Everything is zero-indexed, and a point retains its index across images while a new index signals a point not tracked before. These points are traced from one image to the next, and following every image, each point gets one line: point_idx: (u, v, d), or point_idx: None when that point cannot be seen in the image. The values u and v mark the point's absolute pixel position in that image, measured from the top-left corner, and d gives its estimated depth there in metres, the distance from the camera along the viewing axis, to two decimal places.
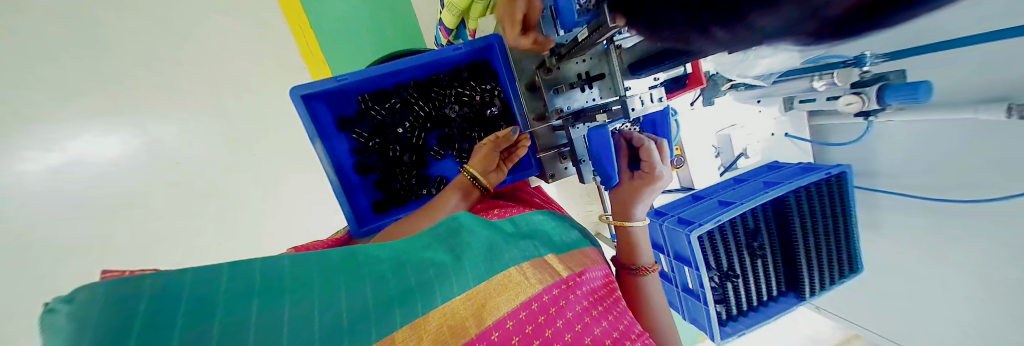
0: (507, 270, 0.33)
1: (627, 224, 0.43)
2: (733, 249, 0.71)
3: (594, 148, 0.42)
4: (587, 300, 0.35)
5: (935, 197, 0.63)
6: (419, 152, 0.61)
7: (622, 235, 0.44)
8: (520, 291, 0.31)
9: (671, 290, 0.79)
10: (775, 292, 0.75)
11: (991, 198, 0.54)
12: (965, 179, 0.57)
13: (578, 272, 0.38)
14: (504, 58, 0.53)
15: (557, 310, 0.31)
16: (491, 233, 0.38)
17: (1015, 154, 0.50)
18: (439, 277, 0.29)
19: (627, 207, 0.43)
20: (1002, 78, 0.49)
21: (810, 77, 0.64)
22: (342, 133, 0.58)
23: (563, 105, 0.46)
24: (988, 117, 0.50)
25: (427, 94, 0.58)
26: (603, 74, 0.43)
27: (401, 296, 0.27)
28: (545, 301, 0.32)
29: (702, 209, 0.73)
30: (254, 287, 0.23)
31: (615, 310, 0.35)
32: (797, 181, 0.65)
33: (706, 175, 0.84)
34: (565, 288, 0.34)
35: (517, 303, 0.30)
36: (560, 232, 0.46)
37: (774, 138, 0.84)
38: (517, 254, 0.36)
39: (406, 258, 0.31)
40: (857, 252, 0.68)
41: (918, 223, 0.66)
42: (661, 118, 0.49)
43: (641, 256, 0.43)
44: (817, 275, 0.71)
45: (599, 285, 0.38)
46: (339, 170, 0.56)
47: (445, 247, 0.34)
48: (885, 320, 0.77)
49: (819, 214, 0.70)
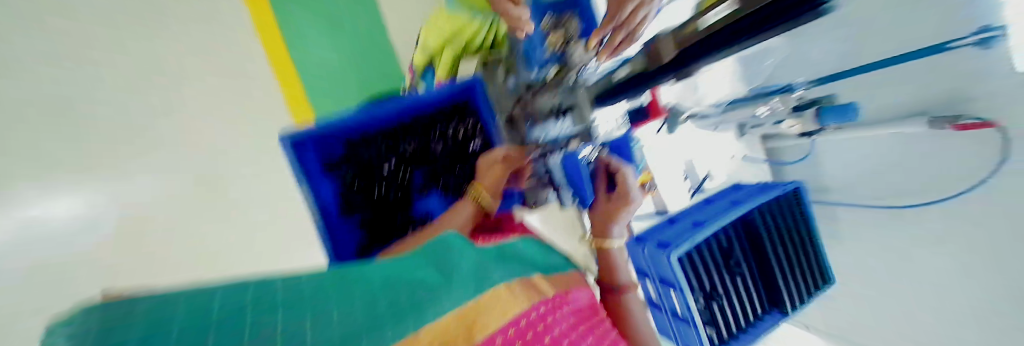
0: (497, 287, 0.33)
1: (606, 244, 0.46)
2: (713, 269, 0.73)
3: (570, 168, 0.50)
4: (573, 319, 0.36)
5: (881, 205, 0.70)
6: (405, 188, 0.63)
7: (603, 256, 0.47)
8: (511, 307, 0.32)
9: (660, 315, 0.79)
10: (759, 311, 0.77)
11: (936, 199, 0.62)
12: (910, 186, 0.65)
13: (565, 291, 0.39)
14: (485, 96, 0.59)
15: (544, 327, 0.32)
16: (478, 253, 0.38)
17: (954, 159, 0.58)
18: (430, 295, 0.29)
19: (604, 227, 0.46)
20: (926, 97, 0.58)
21: (754, 103, 0.73)
22: (329, 175, 0.57)
23: (539, 136, 0.52)
24: (914, 129, 0.59)
25: (411, 134, 0.61)
26: (573, 107, 0.47)
27: (396, 312, 0.27)
28: (533, 318, 0.32)
29: (680, 231, 0.75)
30: (244, 303, 0.22)
31: (599, 327, 0.37)
32: (759, 199, 0.72)
33: (677, 196, 0.90)
34: (553, 305, 0.35)
35: (509, 319, 0.30)
36: (543, 256, 0.47)
37: (734, 161, 0.92)
38: (505, 273, 0.37)
39: (396, 279, 0.31)
40: (824, 257, 0.74)
41: (883, 229, 0.71)
42: (625, 144, 0.53)
43: (621, 273, 0.45)
44: (794, 288, 0.75)
45: (585, 303, 0.39)
46: (325, 211, 0.57)
47: (434, 267, 0.34)
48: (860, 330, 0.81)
49: (784, 229, 0.75)
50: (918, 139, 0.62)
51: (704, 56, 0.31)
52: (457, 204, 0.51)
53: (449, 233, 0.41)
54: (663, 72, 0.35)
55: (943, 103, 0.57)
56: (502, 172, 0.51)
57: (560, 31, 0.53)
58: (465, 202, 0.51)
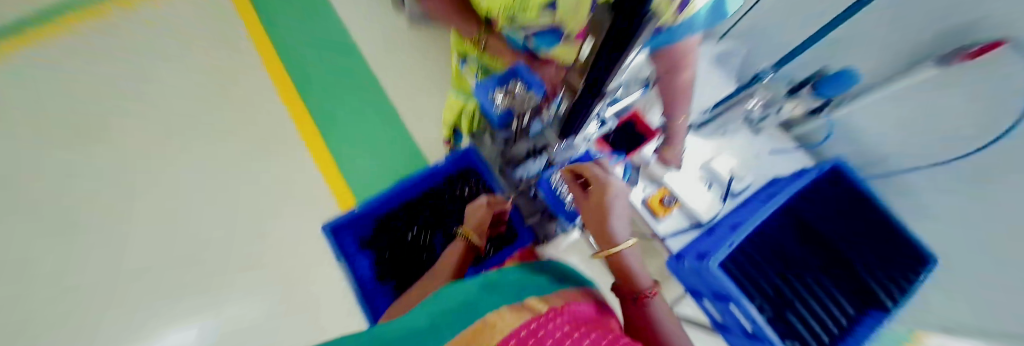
0: (488, 315, 0.31)
1: (614, 250, 0.47)
2: (768, 271, 0.64)
3: (546, 196, 0.59)
4: (569, 325, 0.31)
5: (920, 168, 0.65)
6: (426, 251, 0.68)
7: (615, 262, 0.49)
8: (497, 331, 0.29)
9: (737, 342, 0.67)
10: (852, 310, 0.59)
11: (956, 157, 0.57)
12: (933, 137, 0.61)
13: (561, 304, 0.36)
14: (479, 157, 0.71)
15: (535, 340, 0.27)
16: (467, 291, 0.38)
17: (941, 101, 0.56)
18: (433, 335, 0.29)
19: (606, 234, 0.49)
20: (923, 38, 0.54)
21: (741, 100, 0.74)
22: (363, 251, 0.68)
23: (523, 172, 0.61)
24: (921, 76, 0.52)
25: (426, 201, 0.71)
26: (544, 145, 0.58)
27: (450, 317, 0.32)
28: (522, 335, 0.28)
29: (719, 237, 0.66)
30: None
31: (603, 330, 0.31)
32: (796, 183, 0.66)
33: (699, 201, 0.79)
34: (543, 318, 0.31)
35: (503, 335, 0.28)
36: (538, 273, 0.46)
37: (762, 159, 0.82)
38: (498, 301, 0.35)
39: (406, 331, 0.30)
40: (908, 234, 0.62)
41: (927, 184, 0.65)
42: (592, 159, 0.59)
43: (640, 282, 0.47)
44: (880, 272, 0.61)
45: (587, 314, 0.35)
46: (361, 286, 0.63)
47: (453, 298, 0.36)
48: (969, 324, 0.62)
49: (835, 205, 0.68)
50: (928, 85, 0.57)
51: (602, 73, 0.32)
52: (451, 244, 0.57)
53: (483, 272, 0.45)
54: (581, 97, 0.39)
55: (945, 42, 0.51)
56: (484, 213, 0.58)
57: (509, 94, 0.53)
58: (457, 240, 0.56)
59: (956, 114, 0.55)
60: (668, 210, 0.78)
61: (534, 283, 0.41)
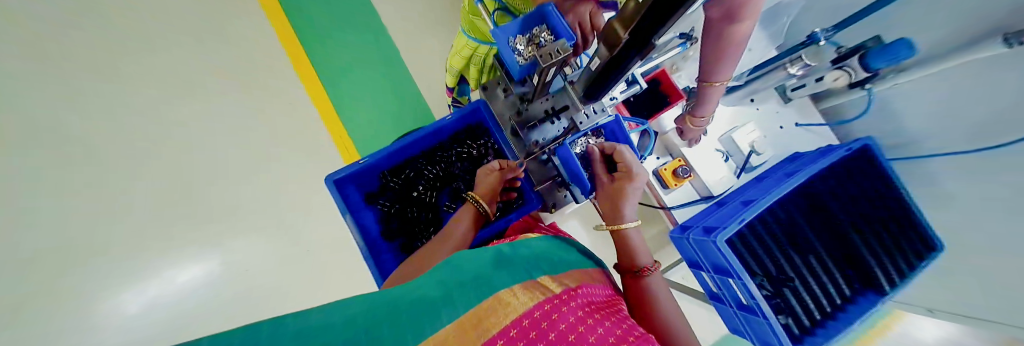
0: (501, 293, 0.31)
1: (621, 226, 0.49)
2: (775, 249, 0.63)
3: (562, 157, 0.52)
4: (582, 310, 0.31)
5: (940, 154, 0.63)
6: (432, 209, 0.67)
7: (619, 238, 0.50)
8: (510, 311, 0.29)
9: (728, 311, 0.70)
10: (848, 292, 0.61)
11: (983, 147, 0.55)
12: (973, 124, 0.57)
13: (572, 287, 0.36)
14: (490, 114, 0.65)
15: (548, 323, 0.28)
16: (479, 266, 0.38)
17: (998, 87, 0.52)
18: (447, 303, 0.29)
19: (616, 211, 0.50)
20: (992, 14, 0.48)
21: (782, 65, 0.67)
22: (369, 207, 0.67)
23: (539, 137, 0.56)
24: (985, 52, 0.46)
25: (433, 159, 0.68)
26: (565, 106, 0.55)
27: (466, 284, 0.33)
28: (536, 317, 0.28)
29: (727, 213, 0.66)
30: (287, 328, 0.21)
31: (614, 317, 0.32)
32: (819, 164, 0.63)
33: (713, 172, 0.77)
34: (556, 302, 0.31)
35: (517, 316, 0.28)
36: (547, 255, 0.46)
37: (786, 132, 0.79)
38: (510, 279, 0.35)
39: (420, 297, 0.30)
40: (923, 222, 0.61)
41: (938, 173, 0.64)
42: (618, 128, 0.55)
43: (640, 258, 0.48)
44: (884, 258, 0.61)
45: (597, 299, 0.36)
46: (368, 240, 0.64)
47: (465, 270, 0.36)
48: (948, 308, 0.65)
49: (856, 188, 0.65)
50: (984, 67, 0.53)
51: (655, 27, 0.28)
52: (461, 209, 0.57)
53: (493, 246, 0.47)
54: (620, 53, 0.34)
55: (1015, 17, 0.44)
56: (496, 179, 0.57)
57: (533, 43, 0.47)
58: (467, 205, 0.57)
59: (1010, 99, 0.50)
60: (681, 181, 0.76)
61: (541, 262, 0.43)
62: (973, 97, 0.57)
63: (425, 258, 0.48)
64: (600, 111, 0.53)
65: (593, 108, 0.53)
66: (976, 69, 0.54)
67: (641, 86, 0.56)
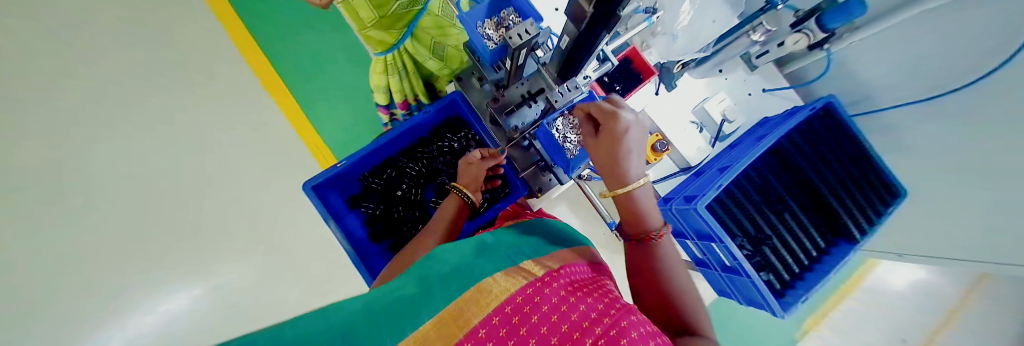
0: (481, 282, 0.32)
1: (629, 188, 0.46)
2: (752, 211, 0.66)
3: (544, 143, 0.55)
4: (565, 290, 0.32)
5: (898, 104, 0.67)
6: (419, 207, 0.67)
7: (627, 201, 0.47)
8: (494, 298, 0.29)
9: (714, 274, 0.74)
10: (822, 244, 0.65)
11: (935, 95, 0.59)
12: (924, 73, 0.61)
13: (554, 269, 0.37)
14: (467, 104, 0.65)
15: (532, 307, 0.28)
16: (460, 258, 0.38)
17: (947, 28, 0.55)
18: (427, 299, 0.29)
19: (622, 173, 0.46)
20: None
21: (745, 34, 0.69)
22: (353, 210, 0.66)
23: (518, 123, 0.56)
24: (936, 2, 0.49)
25: (414, 156, 0.67)
26: (541, 88, 0.54)
27: (447, 277, 0.33)
28: (519, 301, 0.29)
29: (704, 181, 0.68)
30: (259, 340, 0.20)
31: (597, 293, 0.32)
32: (786, 126, 0.66)
33: (689, 144, 0.81)
34: (540, 284, 0.32)
35: (501, 301, 0.28)
36: (529, 239, 0.47)
37: (755, 98, 0.82)
38: (492, 267, 0.35)
39: (399, 296, 0.30)
40: (885, 170, 0.64)
41: (900, 122, 0.68)
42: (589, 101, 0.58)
43: (649, 222, 0.48)
44: (854, 209, 0.64)
45: (579, 278, 0.36)
46: (355, 244, 0.63)
47: (445, 264, 0.37)
48: (917, 250, 0.70)
49: (822, 145, 0.68)
50: (935, 16, 0.55)
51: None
52: (445, 200, 0.57)
53: (477, 237, 0.47)
54: (589, 25, 0.34)
55: None
56: (477, 169, 0.58)
57: (502, 26, 0.52)
58: (451, 195, 0.57)
59: (958, 47, 0.54)
60: (659, 156, 0.78)
61: (524, 248, 0.43)
62: (923, 50, 0.60)
63: (411, 256, 0.47)
64: (574, 89, 0.51)
65: (566, 86, 0.51)
66: (925, 20, 0.57)
67: (613, 63, 0.57)
